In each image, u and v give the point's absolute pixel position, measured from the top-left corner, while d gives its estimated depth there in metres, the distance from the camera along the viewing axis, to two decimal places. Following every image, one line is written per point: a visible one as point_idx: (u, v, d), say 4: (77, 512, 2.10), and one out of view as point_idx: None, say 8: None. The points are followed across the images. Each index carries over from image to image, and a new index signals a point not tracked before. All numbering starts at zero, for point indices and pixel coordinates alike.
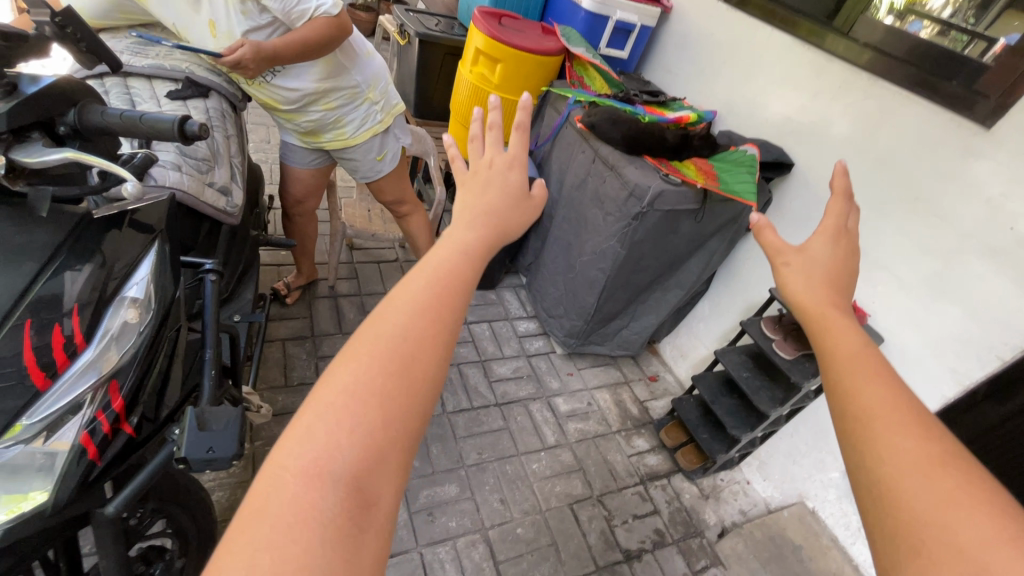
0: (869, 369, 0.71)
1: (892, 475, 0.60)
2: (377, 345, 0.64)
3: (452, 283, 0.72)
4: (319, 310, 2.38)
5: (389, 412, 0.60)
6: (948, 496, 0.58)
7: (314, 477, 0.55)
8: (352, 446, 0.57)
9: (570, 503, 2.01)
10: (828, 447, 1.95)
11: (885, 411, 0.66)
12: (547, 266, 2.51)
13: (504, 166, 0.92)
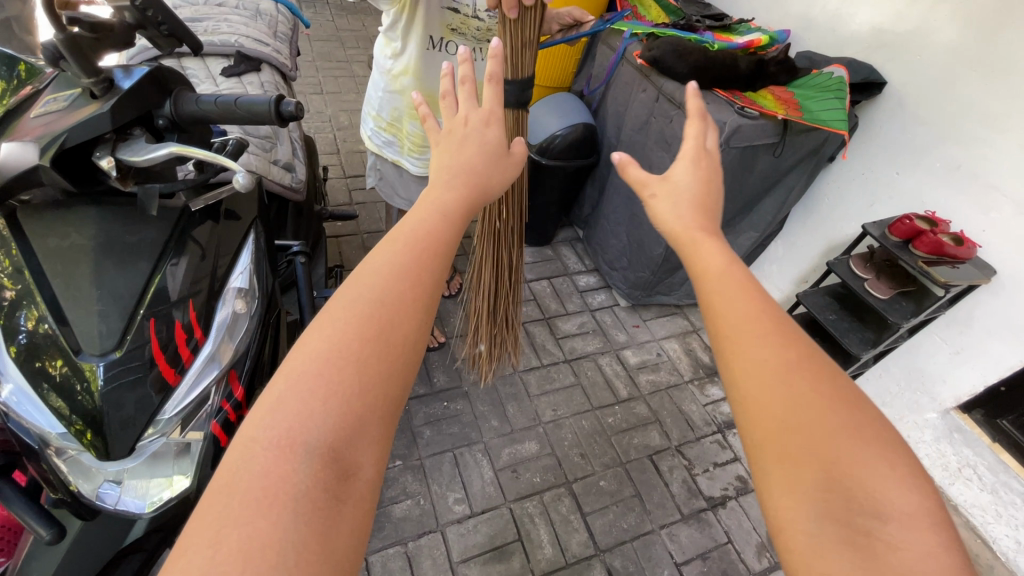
0: (736, 285, 0.77)
1: (769, 403, 0.67)
2: (351, 309, 0.71)
3: (424, 247, 0.78)
4: None
5: (354, 382, 0.66)
6: (814, 401, 0.67)
7: (281, 447, 0.61)
8: (323, 415, 0.63)
9: (649, 454, 2.01)
10: (924, 387, 1.86)
11: (753, 329, 0.73)
12: (607, 218, 2.42)
13: (481, 123, 0.93)
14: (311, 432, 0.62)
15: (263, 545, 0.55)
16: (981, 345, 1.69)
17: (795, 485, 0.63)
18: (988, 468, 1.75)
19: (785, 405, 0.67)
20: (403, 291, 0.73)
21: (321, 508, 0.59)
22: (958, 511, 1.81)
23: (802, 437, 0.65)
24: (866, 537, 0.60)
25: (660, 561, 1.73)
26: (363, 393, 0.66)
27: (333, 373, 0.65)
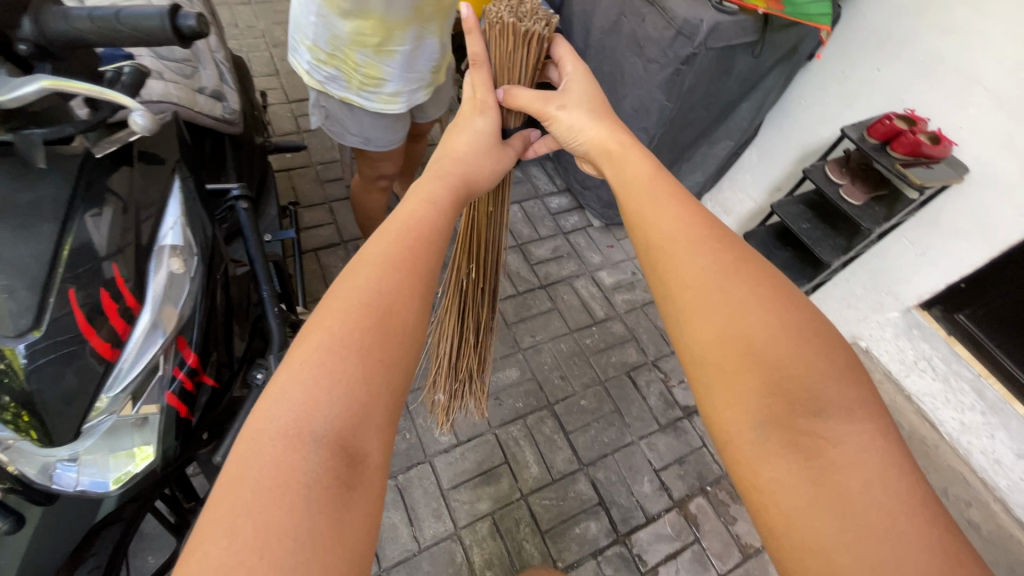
0: (667, 200, 0.94)
1: (707, 319, 0.83)
2: (352, 301, 0.75)
3: (414, 239, 0.84)
4: (342, 213, 2.25)
5: (359, 369, 0.69)
6: (750, 310, 0.81)
7: (290, 434, 0.63)
8: (330, 405, 0.66)
9: (627, 371, 2.06)
10: (889, 289, 1.91)
11: (683, 243, 0.89)
12: None
13: (474, 113, 1.14)
14: (319, 423, 0.65)
15: (277, 526, 0.57)
16: (947, 244, 1.71)
17: (734, 388, 0.78)
18: (941, 359, 1.85)
19: (719, 316, 0.82)
20: (399, 281, 0.78)
21: (335, 495, 0.62)
22: (910, 400, 1.95)
23: (746, 348, 0.79)
24: (808, 434, 0.72)
25: (640, 468, 1.83)
26: (365, 380, 0.69)
27: (333, 361, 0.68)
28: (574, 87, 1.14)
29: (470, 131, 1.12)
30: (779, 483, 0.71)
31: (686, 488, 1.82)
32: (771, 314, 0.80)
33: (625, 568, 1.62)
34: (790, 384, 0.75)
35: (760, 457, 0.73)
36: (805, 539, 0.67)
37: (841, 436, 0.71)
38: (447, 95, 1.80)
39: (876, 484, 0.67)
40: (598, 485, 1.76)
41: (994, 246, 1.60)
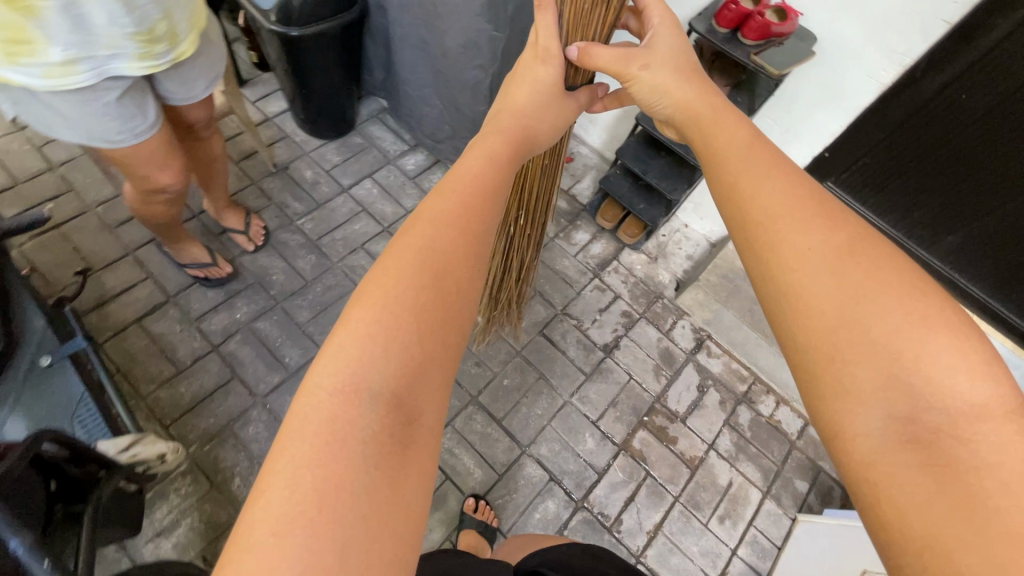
0: (765, 170, 0.81)
1: (818, 305, 0.69)
2: (407, 263, 0.68)
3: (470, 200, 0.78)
4: (152, 262, 1.79)
5: (414, 332, 0.64)
6: (873, 292, 0.67)
7: (347, 391, 0.59)
8: (385, 362, 0.61)
9: (541, 331, 1.96)
10: None
11: (787, 216, 0.76)
12: (406, 81, 1.90)
13: (535, 61, 1.05)
14: (379, 379, 0.60)
15: (336, 479, 0.54)
16: (805, 117, 1.68)
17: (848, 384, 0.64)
18: None
19: (830, 295, 0.69)
20: (454, 233, 0.73)
21: (390, 457, 0.58)
22: None
23: (864, 331, 0.66)
24: (931, 430, 0.59)
25: (579, 427, 1.81)
26: (427, 336, 0.65)
27: (396, 315, 0.63)
28: (660, 40, 1.03)
29: (535, 81, 1.05)
30: (887, 478, 0.59)
31: (626, 428, 1.84)
32: (890, 295, 0.66)
33: (592, 531, 1.65)
34: (909, 369, 0.63)
35: (865, 446, 0.62)
36: (928, 544, 0.55)
37: (978, 438, 0.58)
38: (207, 67, 1.35)
39: (1017, 488, 0.54)
40: (545, 462, 1.72)
41: (850, 112, 1.60)
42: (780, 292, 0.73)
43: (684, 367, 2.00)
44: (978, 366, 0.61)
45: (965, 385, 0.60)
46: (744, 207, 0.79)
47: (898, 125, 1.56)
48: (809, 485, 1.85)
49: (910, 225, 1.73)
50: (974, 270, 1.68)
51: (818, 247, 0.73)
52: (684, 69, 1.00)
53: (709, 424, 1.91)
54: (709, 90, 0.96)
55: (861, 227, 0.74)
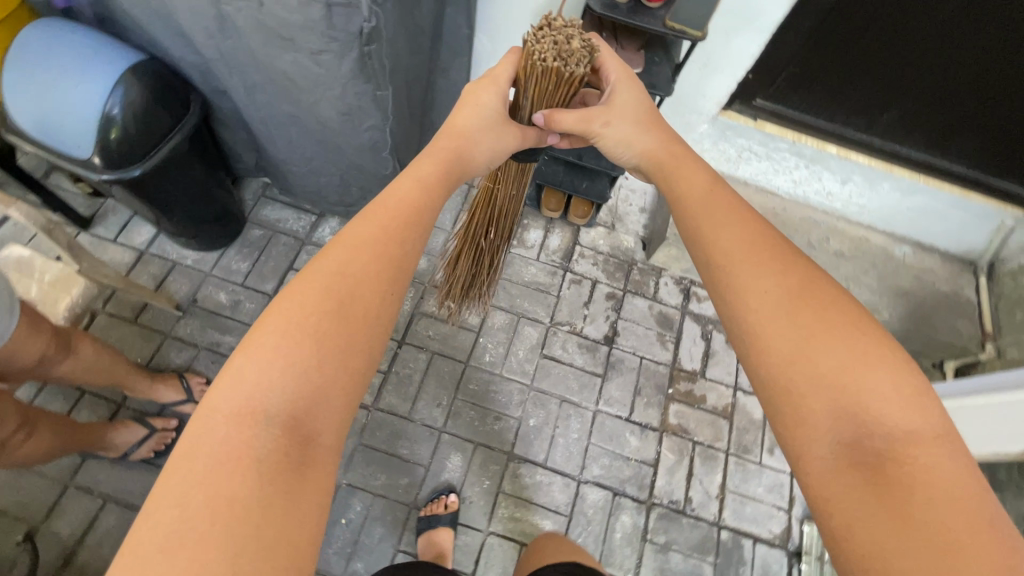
0: (725, 214, 0.86)
1: (771, 339, 0.74)
2: (316, 295, 0.76)
3: (381, 235, 0.84)
4: (102, 483, 1.51)
5: (313, 357, 0.73)
6: (825, 341, 0.71)
7: (245, 414, 0.68)
8: (281, 385, 0.70)
9: (540, 352, 1.88)
10: (692, 109, 1.80)
11: (742, 258, 0.80)
12: (288, 161, 1.60)
13: (484, 89, 1.05)
14: (275, 402, 0.70)
15: (228, 492, 0.63)
16: (722, 49, 1.57)
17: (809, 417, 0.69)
18: (759, 143, 1.87)
19: (787, 340, 0.73)
20: (362, 268, 0.80)
21: (285, 472, 0.68)
22: (744, 184, 2.06)
23: (817, 374, 0.70)
24: (875, 455, 0.65)
25: (618, 429, 1.79)
26: (327, 363, 0.73)
27: (296, 348, 0.72)
28: (620, 97, 1.05)
29: (480, 110, 1.05)
30: (834, 493, 0.65)
31: (658, 409, 1.85)
32: (839, 337, 0.71)
33: (671, 522, 1.69)
34: (858, 408, 0.67)
35: (818, 467, 0.67)
36: (866, 552, 0.61)
37: (920, 462, 0.63)
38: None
39: (941, 504, 0.61)
40: (602, 481, 1.71)
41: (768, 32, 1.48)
42: (742, 331, 0.77)
43: (683, 323, 2.00)
44: (924, 406, 0.67)
45: (912, 420, 0.66)
46: (704, 247, 0.84)
47: (815, 30, 1.50)
48: None
49: (845, 116, 1.73)
50: (911, 136, 1.73)
51: (773, 289, 0.77)
52: (645, 119, 1.04)
53: (727, 367, 1.94)
54: (670, 136, 1.03)
55: (812, 270, 0.79)
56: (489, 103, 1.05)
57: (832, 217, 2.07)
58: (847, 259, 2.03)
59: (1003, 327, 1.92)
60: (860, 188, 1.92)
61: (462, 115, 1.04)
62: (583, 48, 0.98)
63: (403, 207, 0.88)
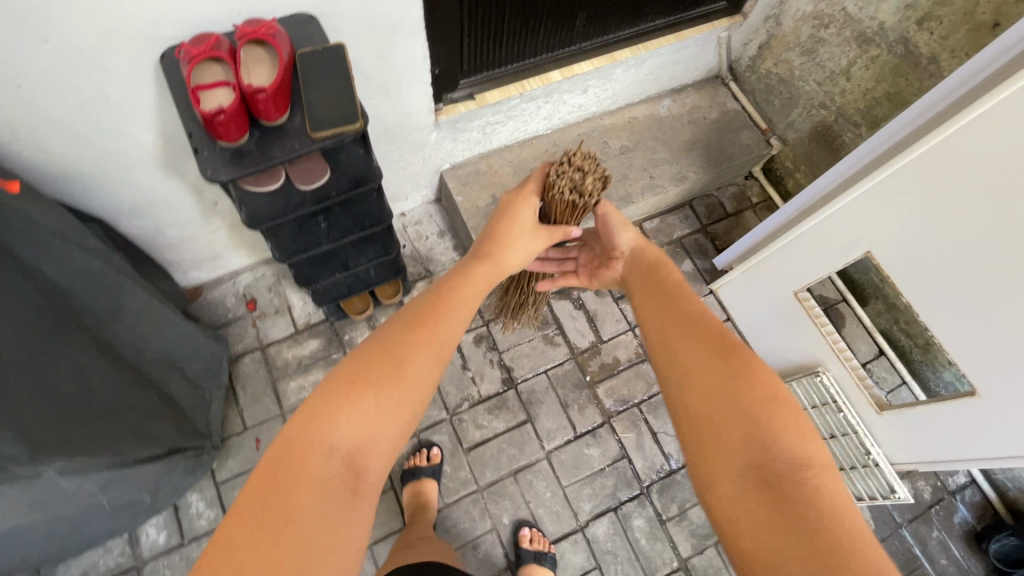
0: (673, 291, 1.07)
1: (686, 379, 0.89)
2: (399, 348, 0.84)
3: (431, 312, 0.92)
4: None
5: (384, 402, 0.79)
6: (728, 383, 0.84)
7: (311, 440, 0.73)
8: (356, 422, 0.76)
9: (463, 448, 1.69)
10: (409, 131, 1.54)
11: (670, 322, 0.99)
12: (26, 555, 1.14)
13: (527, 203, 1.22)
14: (342, 439, 0.75)
15: (285, 510, 0.67)
16: (392, 71, 1.31)
17: (727, 437, 0.80)
18: (494, 115, 1.68)
19: (707, 376, 0.86)
20: (423, 341, 0.87)
21: (336, 508, 0.71)
22: (506, 149, 1.89)
23: (721, 412, 0.83)
24: (775, 474, 0.75)
25: (577, 453, 1.72)
26: (381, 417, 0.79)
27: (368, 386, 0.79)
28: (612, 218, 1.27)
29: (517, 220, 1.19)
30: (743, 511, 0.75)
31: (592, 405, 1.79)
32: (738, 379, 0.84)
33: (672, 487, 1.71)
34: (762, 435, 0.78)
35: (723, 486, 0.78)
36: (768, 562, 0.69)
37: (810, 486, 0.73)
38: None
39: (828, 521, 0.69)
40: (600, 510, 1.66)
41: (420, 29, 1.23)
42: (666, 375, 0.92)
43: (555, 309, 1.91)
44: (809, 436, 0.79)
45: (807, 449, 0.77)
46: (649, 315, 1.04)
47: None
48: (689, 260, 2.04)
49: (546, 41, 1.57)
50: (611, 22, 1.63)
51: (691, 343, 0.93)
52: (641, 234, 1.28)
53: (614, 317, 1.92)
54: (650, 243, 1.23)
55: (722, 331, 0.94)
56: (523, 215, 1.20)
57: (596, 120, 1.98)
58: (634, 150, 1.97)
59: (772, 118, 2.03)
60: (601, 87, 1.82)
61: (502, 229, 1.17)
62: (594, 182, 1.21)
63: (449, 301, 0.97)
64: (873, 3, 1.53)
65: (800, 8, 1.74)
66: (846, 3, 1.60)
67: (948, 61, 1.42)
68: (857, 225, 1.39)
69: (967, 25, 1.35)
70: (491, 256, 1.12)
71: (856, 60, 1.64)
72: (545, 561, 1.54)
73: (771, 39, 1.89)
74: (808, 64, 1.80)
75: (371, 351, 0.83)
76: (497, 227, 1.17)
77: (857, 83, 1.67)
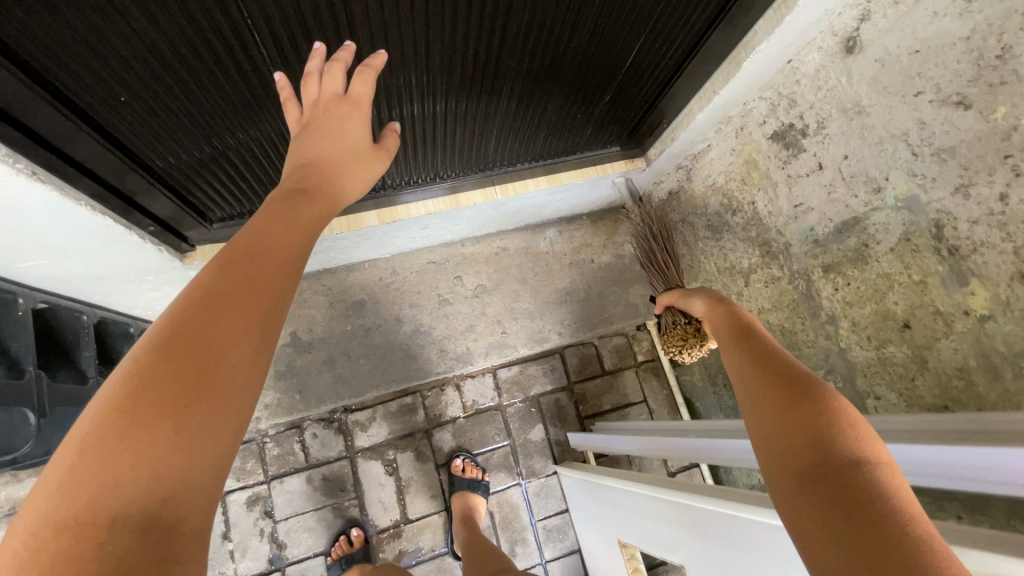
0: (739, 331, 0.82)
1: (758, 408, 0.63)
2: (251, 242, 0.51)
3: (239, 261, 0.49)
4: None
5: (234, 314, 0.46)
6: (804, 406, 0.58)
7: (59, 522, 0.36)
8: (195, 336, 0.44)
9: None
10: (136, 275, 1.15)
11: (736, 354, 0.76)
12: None
13: (349, 115, 0.72)
14: (192, 375, 0.42)
15: (99, 493, 0.37)
16: (49, 244, 0.90)
17: (805, 438, 0.54)
18: None
19: (777, 408, 0.60)
20: (235, 316, 0.46)
21: (162, 542, 0.37)
22: (324, 271, 1.50)
23: (795, 451, 0.54)
24: (829, 466, 0.51)
25: None
26: (208, 450, 0.41)
27: (220, 306, 0.46)
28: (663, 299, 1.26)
29: (340, 143, 0.70)
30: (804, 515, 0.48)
31: None
32: (810, 401, 0.59)
33: None
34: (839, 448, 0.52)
35: (784, 495, 0.52)
36: None
37: (871, 486, 0.48)
38: None
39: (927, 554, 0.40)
40: None
41: (69, 208, 0.81)
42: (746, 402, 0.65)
43: (359, 471, 1.58)
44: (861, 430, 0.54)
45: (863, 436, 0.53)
46: (726, 349, 0.80)
47: (124, 144, 0.86)
48: (543, 425, 1.70)
49: None
50: (439, 166, 1.24)
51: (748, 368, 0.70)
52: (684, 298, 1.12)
53: (430, 489, 1.60)
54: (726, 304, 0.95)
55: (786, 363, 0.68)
56: (353, 133, 0.71)
57: (453, 246, 1.59)
58: (492, 293, 1.59)
59: None
60: (447, 224, 1.42)
61: (317, 153, 0.67)
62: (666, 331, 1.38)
63: (319, 185, 0.63)
64: (783, 216, 1.14)
65: (710, 174, 1.33)
66: (755, 197, 1.20)
67: (846, 331, 1.05)
68: (675, 527, 1.04)
69: (875, 304, 0.97)
70: (325, 191, 0.62)
71: (757, 268, 1.26)
72: (478, 490, 1.55)
73: (680, 191, 1.48)
74: (711, 241, 1.41)
75: (155, 345, 0.43)
76: (313, 151, 0.67)
77: (754, 293, 1.29)
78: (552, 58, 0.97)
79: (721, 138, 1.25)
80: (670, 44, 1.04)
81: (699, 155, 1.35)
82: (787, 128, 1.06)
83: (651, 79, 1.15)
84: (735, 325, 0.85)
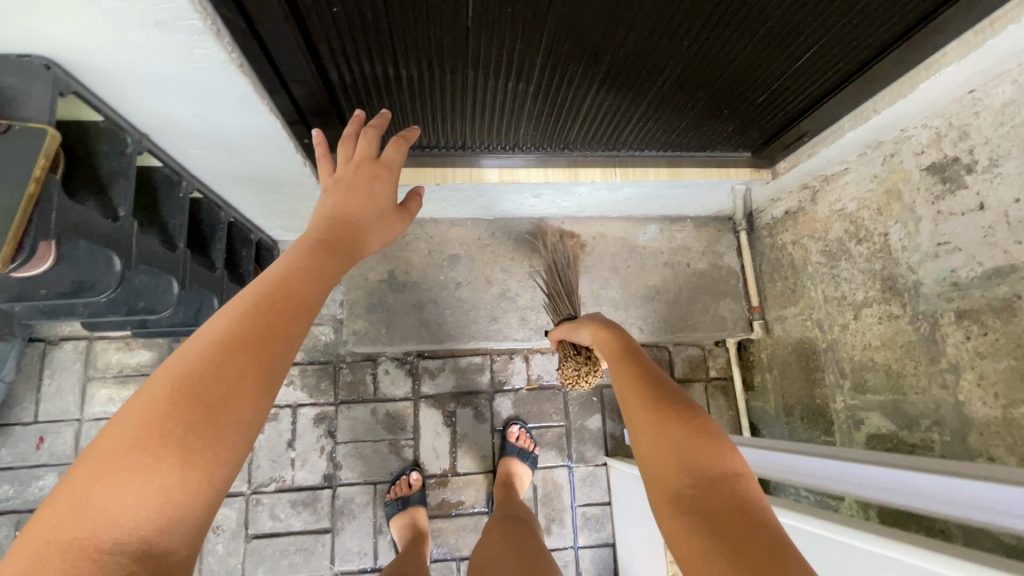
0: (626, 356, 0.83)
1: (641, 442, 0.66)
2: (264, 295, 0.59)
3: (260, 313, 0.57)
4: None
5: (244, 360, 0.53)
6: (676, 437, 0.63)
7: (67, 542, 0.42)
8: (217, 375, 0.51)
9: (248, 533, 1.53)
10: (275, 184, 1.24)
11: (621, 379, 0.78)
12: None
13: (383, 177, 0.82)
14: (201, 412, 0.49)
15: (109, 518, 0.44)
16: (225, 134, 0.98)
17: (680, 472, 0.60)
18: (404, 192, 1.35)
19: (656, 440, 0.64)
20: (236, 368, 0.52)
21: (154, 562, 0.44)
22: (429, 220, 1.56)
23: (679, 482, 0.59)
24: (697, 496, 0.57)
25: None
26: (208, 485, 0.49)
27: (234, 354, 0.53)
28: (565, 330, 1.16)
29: (370, 202, 0.78)
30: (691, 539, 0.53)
31: None
32: (679, 432, 0.63)
33: None
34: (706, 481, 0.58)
35: (666, 515, 0.58)
36: None
37: (747, 516, 0.53)
38: None
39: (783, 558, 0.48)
40: None
41: (255, 103, 0.89)
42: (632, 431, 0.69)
43: (420, 416, 1.64)
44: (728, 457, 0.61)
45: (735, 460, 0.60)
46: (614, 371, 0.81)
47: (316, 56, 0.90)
48: (601, 415, 1.70)
49: (478, 136, 1.22)
50: (570, 137, 1.25)
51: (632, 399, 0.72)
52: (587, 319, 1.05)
53: (481, 450, 1.64)
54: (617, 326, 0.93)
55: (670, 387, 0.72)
56: (380, 193, 0.81)
57: (554, 222, 1.61)
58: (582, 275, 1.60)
59: (767, 297, 1.60)
60: (557, 197, 1.44)
61: (345, 209, 0.75)
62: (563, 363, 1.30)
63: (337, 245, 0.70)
64: (919, 252, 1.08)
65: (841, 200, 1.28)
66: (889, 229, 1.15)
67: (969, 383, 0.99)
68: None
69: (1014, 360, 0.91)
70: (344, 255, 0.70)
71: (873, 302, 1.21)
72: (526, 460, 1.58)
73: (799, 212, 1.43)
74: (824, 268, 1.35)
75: (166, 395, 0.49)
76: (343, 206, 0.75)
77: (862, 328, 1.24)
78: (724, 44, 0.95)
79: (864, 163, 1.20)
80: (848, 53, 0.99)
81: (832, 177, 1.30)
82: (950, 161, 1.01)
83: (812, 85, 1.10)
84: (624, 349, 0.85)
